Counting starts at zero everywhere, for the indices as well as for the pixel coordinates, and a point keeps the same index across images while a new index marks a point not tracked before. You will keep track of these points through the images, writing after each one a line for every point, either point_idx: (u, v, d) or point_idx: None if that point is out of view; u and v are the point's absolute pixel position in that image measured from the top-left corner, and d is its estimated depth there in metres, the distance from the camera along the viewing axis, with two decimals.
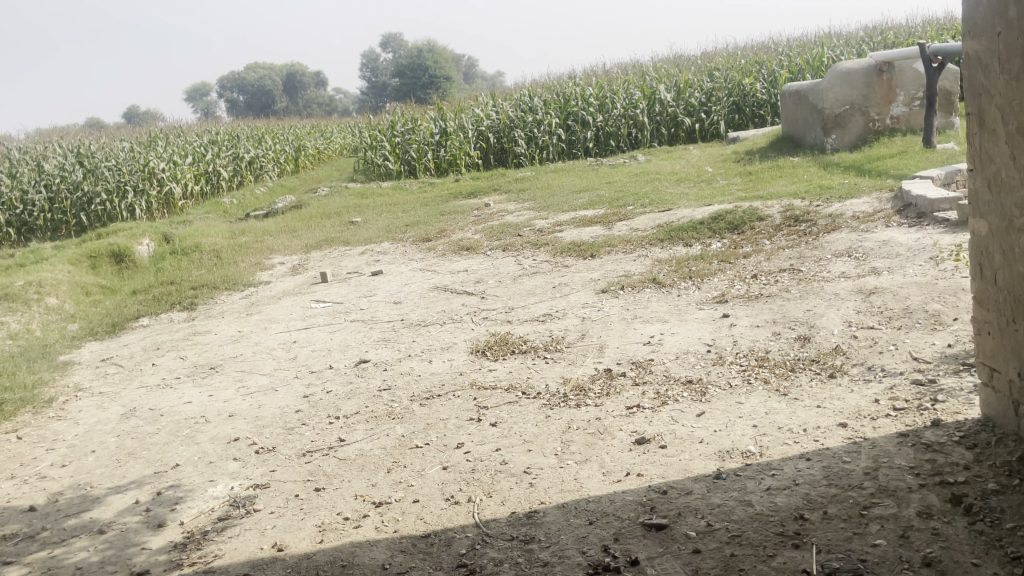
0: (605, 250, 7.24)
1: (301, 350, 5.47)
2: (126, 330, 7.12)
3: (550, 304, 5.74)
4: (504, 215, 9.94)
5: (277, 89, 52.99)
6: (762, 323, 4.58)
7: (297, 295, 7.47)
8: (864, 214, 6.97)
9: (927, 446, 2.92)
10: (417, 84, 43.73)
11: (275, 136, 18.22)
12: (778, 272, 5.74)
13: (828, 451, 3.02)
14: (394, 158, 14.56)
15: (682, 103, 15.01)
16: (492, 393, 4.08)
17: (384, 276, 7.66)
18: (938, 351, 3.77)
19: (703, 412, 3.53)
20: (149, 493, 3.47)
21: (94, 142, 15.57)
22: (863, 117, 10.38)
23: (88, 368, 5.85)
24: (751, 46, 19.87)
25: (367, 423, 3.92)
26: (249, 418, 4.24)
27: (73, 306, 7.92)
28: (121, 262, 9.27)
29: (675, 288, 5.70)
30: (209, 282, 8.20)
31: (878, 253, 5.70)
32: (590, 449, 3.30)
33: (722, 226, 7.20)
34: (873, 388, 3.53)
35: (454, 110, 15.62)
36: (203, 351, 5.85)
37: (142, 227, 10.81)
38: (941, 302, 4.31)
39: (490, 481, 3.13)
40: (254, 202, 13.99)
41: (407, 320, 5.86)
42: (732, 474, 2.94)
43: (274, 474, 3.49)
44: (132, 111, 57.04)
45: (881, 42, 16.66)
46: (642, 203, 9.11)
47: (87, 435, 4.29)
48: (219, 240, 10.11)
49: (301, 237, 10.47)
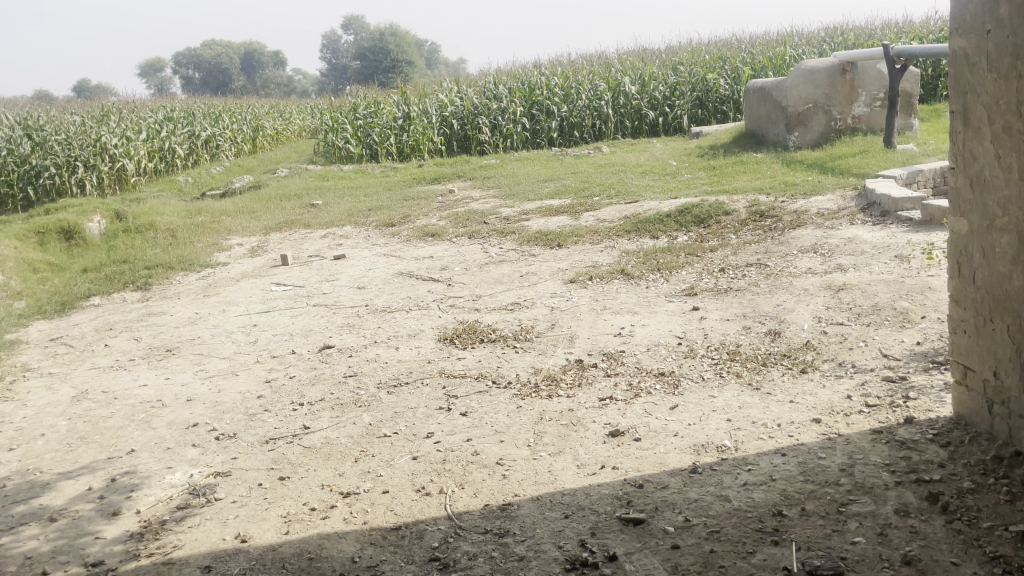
0: (572, 240, 7.19)
1: (262, 334, 5.32)
2: (76, 309, 6.87)
3: (518, 293, 5.67)
4: (469, 202, 9.84)
5: (235, 67, 51.94)
6: (732, 316, 4.57)
7: (256, 277, 7.29)
8: (829, 211, 7.02)
9: (901, 444, 2.92)
10: (378, 68, 43.26)
11: (233, 114, 17.80)
12: (745, 266, 5.75)
13: (803, 446, 3.01)
14: (356, 142, 14.35)
15: (646, 96, 15.03)
16: (461, 382, 4.00)
17: (347, 260, 7.52)
18: (908, 348, 3.79)
19: (676, 405, 3.50)
20: (102, 480, 3.32)
21: (42, 114, 15.04)
22: (825, 116, 10.49)
23: (36, 348, 5.62)
24: (715, 42, 19.98)
25: (333, 411, 3.81)
26: (208, 403, 4.10)
27: (19, 283, 7.62)
28: (71, 238, 8.96)
29: (643, 280, 5.68)
30: (165, 262, 7.96)
31: (844, 251, 5.74)
32: (563, 441, 3.25)
33: (689, 220, 7.20)
34: (845, 384, 3.54)
35: (418, 95, 15.41)
36: (159, 332, 5.66)
37: (93, 204, 10.47)
38: (909, 300, 4.34)
39: (461, 472, 3.05)
40: (210, 181, 13.66)
41: (371, 306, 5.75)
42: (708, 468, 2.91)
43: (235, 461, 3.37)
44: (80, 84, 55.51)
45: (842, 43, 16.88)
46: (608, 194, 9.10)
47: (36, 418, 4.10)
48: (174, 219, 9.83)
49: (260, 218, 10.25)
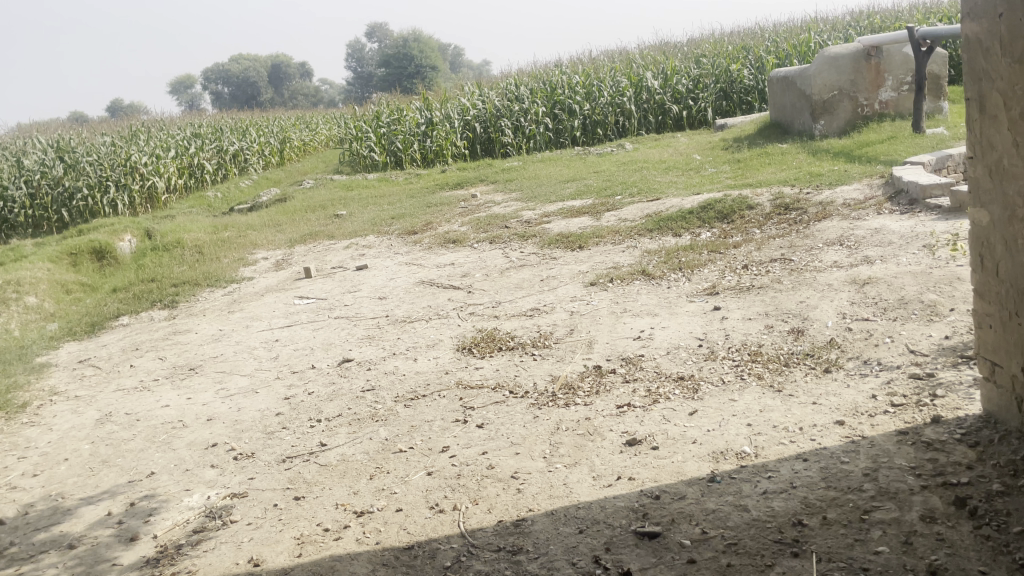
0: (593, 242, 7.11)
1: (283, 349, 5.33)
2: (105, 330, 6.96)
3: (537, 298, 5.62)
4: (491, 206, 9.81)
5: (262, 80, 52.53)
6: (754, 315, 4.47)
7: (280, 291, 7.32)
8: (855, 201, 6.87)
9: (928, 445, 2.82)
10: (403, 74, 43.46)
11: (260, 127, 17.98)
12: (769, 262, 5.64)
13: (825, 450, 2.92)
14: (380, 150, 14.37)
15: (669, 91, 14.87)
16: (478, 392, 3.96)
17: (369, 271, 7.52)
18: (935, 343, 3.67)
19: (696, 411, 3.42)
20: (122, 504, 3.33)
21: (73, 136, 15.31)
22: (851, 102, 10.28)
23: (65, 370, 5.70)
24: (738, 32, 19.73)
25: (350, 426, 3.79)
26: (228, 422, 4.10)
27: (52, 305, 7.75)
28: (103, 258, 9.09)
29: (664, 280, 5.60)
30: (192, 279, 8.04)
31: (871, 242, 5.60)
32: (579, 452, 3.19)
33: (711, 215, 7.09)
34: (870, 383, 3.43)
35: (440, 100, 15.43)
36: (183, 351, 5.70)
37: (124, 223, 10.62)
38: (937, 292, 4.21)
39: (476, 487, 3.01)
40: (239, 195, 13.79)
41: (392, 317, 5.73)
42: (727, 476, 2.84)
43: (251, 482, 3.36)
44: (114, 104, 56.69)
45: (868, 27, 16.56)
46: (630, 192, 9.01)
47: (61, 442, 4.14)
48: (201, 235, 9.92)
49: (286, 231, 10.31)
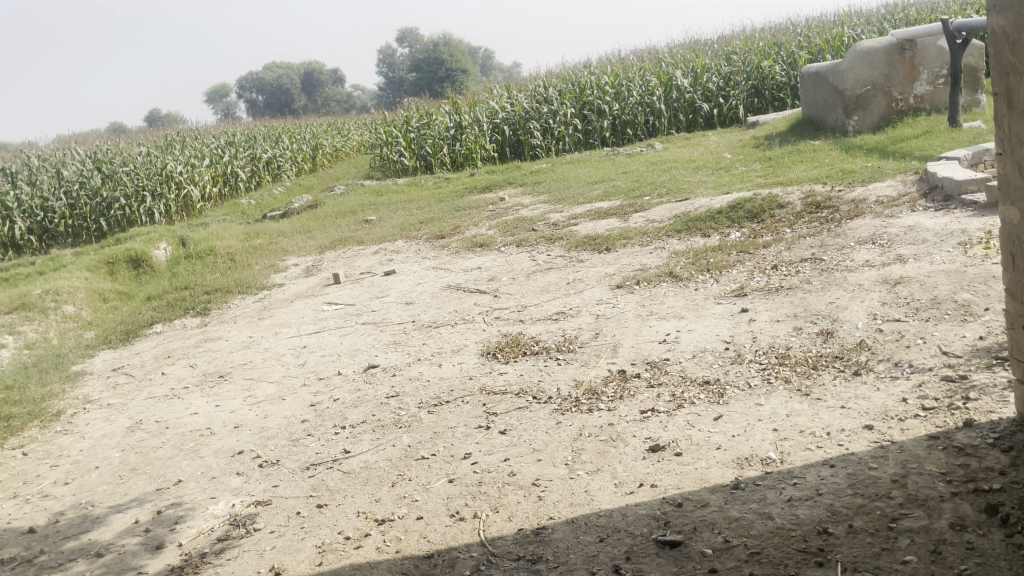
0: (621, 243, 7.06)
1: (310, 356, 5.36)
2: (139, 337, 7.07)
3: (563, 302, 5.59)
4: (519, 209, 9.80)
5: (296, 87, 53.10)
6: (782, 317, 4.40)
7: (309, 297, 7.38)
8: (888, 198, 6.74)
9: (959, 450, 2.74)
10: (434, 79, 43.68)
11: (292, 135, 18.17)
12: (799, 262, 5.55)
13: (853, 456, 2.85)
14: (410, 154, 14.42)
15: (699, 89, 14.74)
16: (501, 398, 3.94)
17: (397, 276, 7.55)
18: (969, 344, 3.57)
19: (721, 416, 3.37)
20: (149, 512, 3.37)
21: (111, 147, 15.59)
22: (886, 97, 10.08)
23: (99, 378, 5.79)
24: (769, 28, 19.51)
25: (373, 433, 3.80)
26: (255, 429, 4.13)
27: (89, 313, 7.89)
28: (139, 267, 9.25)
29: (692, 282, 5.53)
30: (224, 286, 8.14)
31: (904, 240, 5.48)
32: (602, 458, 3.16)
33: (741, 215, 7.00)
34: (900, 386, 3.35)
35: (469, 103, 15.45)
36: (213, 358, 5.76)
37: (159, 231, 10.79)
38: (971, 292, 4.10)
39: (496, 495, 2.99)
40: (272, 202, 13.93)
41: (418, 322, 5.74)
42: (751, 483, 2.79)
43: (276, 490, 3.37)
44: (152, 113, 57.81)
45: (903, 19, 16.27)
46: (659, 192, 8.93)
47: (92, 450, 4.20)
48: (233, 242, 10.03)
49: (317, 237, 10.39)
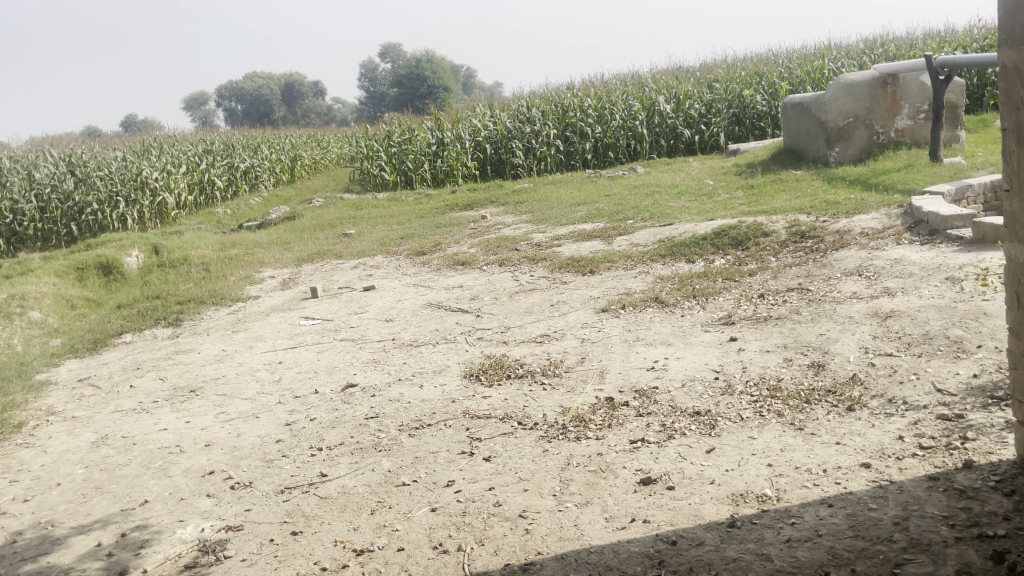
0: (605, 266, 6.99)
1: (286, 372, 5.20)
2: (107, 347, 6.85)
3: (547, 324, 5.49)
4: (501, 228, 9.70)
5: (276, 98, 52.86)
6: (772, 347, 4.33)
7: (285, 311, 7.21)
8: (873, 230, 6.73)
9: (960, 492, 2.66)
10: (415, 95, 43.68)
11: (271, 144, 17.96)
12: (785, 291, 5.50)
13: (851, 496, 2.76)
14: (390, 169, 14.34)
15: (681, 115, 14.78)
16: (485, 423, 3.82)
17: (377, 292, 7.41)
18: (964, 382, 3.51)
19: (713, 448, 3.28)
20: (112, 535, 3.19)
21: (85, 150, 15.32)
22: (867, 130, 10.15)
23: (63, 389, 5.58)
24: (751, 58, 19.69)
25: (352, 456, 3.66)
26: (227, 448, 3.97)
27: (56, 320, 7.65)
28: (109, 274, 9.02)
29: (678, 308, 5.46)
30: (198, 297, 7.94)
31: (890, 273, 5.46)
32: (591, 490, 3.04)
33: (726, 242, 6.96)
34: (896, 423, 3.28)
35: (451, 120, 15.37)
36: (184, 371, 5.58)
37: (131, 238, 10.55)
38: (963, 328, 4.05)
39: (481, 527, 2.87)
40: (248, 212, 13.74)
41: (398, 340, 5.60)
42: (747, 522, 2.69)
43: (248, 514, 3.22)
44: (128, 118, 57.32)
45: (883, 55, 16.47)
46: (642, 216, 8.89)
47: (54, 466, 4.01)
48: (209, 252, 9.83)
49: (294, 249, 10.22)
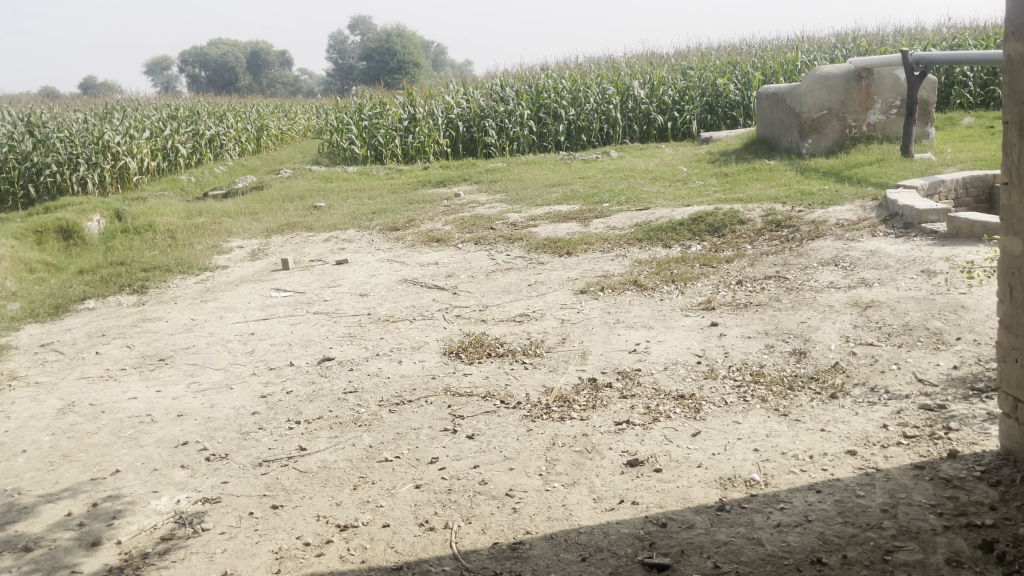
0: (582, 248, 6.96)
1: (259, 343, 5.09)
2: (69, 313, 6.65)
3: (526, 304, 5.45)
4: (475, 206, 9.61)
5: (242, 66, 51.81)
6: (753, 334, 4.34)
7: (255, 282, 7.07)
8: (848, 221, 6.79)
9: (946, 482, 2.69)
10: (384, 69, 43.14)
11: (238, 113, 17.59)
12: (763, 279, 5.53)
13: (839, 482, 2.77)
14: (361, 143, 14.15)
15: (655, 101, 14.76)
16: (467, 400, 3.78)
17: (350, 266, 7.30)
18: (944, 373, 3.55)
19: (698, 432, 3.27)
20: (83, 505, 3.09)
21: (44, 110, 14.86)
22: (840, 123, 10.24)
23: (24, 354, 5.40)
24: (724, 47, 19.74)
25: (331, 430, 3.59)
26: (200, 419, 3.87)
27: (14, 283, 7.41)
28: (69, 238, 8.76)
29: (657, 292, 5.46)
30: (163, 265, 7.74)
31: (867, 264, 5.51)
32: (578, 471, 3.02)
33: (702, 228, 6.97)
34: (879, 412, 3.30)
35: (424, 96, 15.16)
36: (152, 340, 5.43)
37: (93, 203, 10.26)
38: (942, 320, 4.10)
39: (468, 505, 2.83)
40: (213, 181, 13.46)
41: (374, 316, 5.52)
42: (737, 506, 2.69)
43: (225, 487, 3.14)
44: (86, 81, 55.81)
45: (854, 49, 16.62)
46: (618, 200, 8.88)
47: (18, 432, 3.87)
48: (174, 219, 9.58)
49: (262, 220, 10.03)
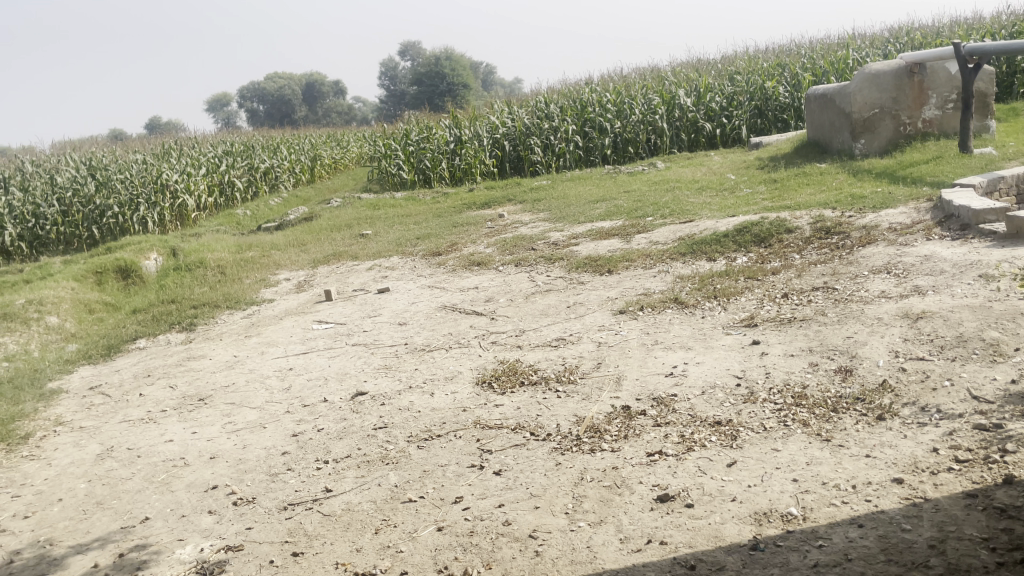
0: (623, 265, 6.81)
1: (296, 379, 5.09)
2: (121, 353, 6.77)
3: (563, 327, 5.33)
4: (518, 226, 9.53)
5: (297, 98, 52.96)
6: (797, 351, 4.14)
7: (299, 315, 7.10)
8: (901, 225, 6.49)
9: (1002, 512, 2.47)
10: (435, 92, 43.71)
11: (290, 145, 17.91)
12: (810, 290, 5.30)
13: (883, 515, 2.59)
14: (408, 168, 14.22)
15: (702, 108, 14.49)
16: (496, 434, 3.68)
17: (391, 293, 7.29)
18: (1001, 389, 3.31)
19: (734, 462, 3.11)
20: (110, 555, 3.09)
21: (106, 153, 15.35)
22: (893, 120, 9.86)
23: (74, 397, 5.50)
24: (773, 49, 19.32)
25: (358, 470, 3.53)
26: (231, 461, 3.86)
27: (73, 325, 7.61)
28: (127, 277, 8.97)
29: (699, 309, 5.28)
30: (212, 300, 7.86)
31: (921, 270, 5.23)
32: (606, 508, 2.89)
33: (748, 239, 6.75)
34: (929, 434, 3.09)
35: (469, 118, 15.19)
36: (194, 379, 5.48)
37: (150, 241, 10.51)
38: (999, 330, 3.84)
39: (489, 548, 2.73)
40: (267, 214, 13.68)
41: (411, 345, 5.47)
42: (771, 544, 2.52)
43: (249, 533, 3.10)
44: (151, 121, 58.00)
45: (909, 42, 16.07)
46: (662, 213, 8.70)
47: (57, 480, 3.92)
48: (224, 254, 9.73)
49: (310, 251, 10.12)
